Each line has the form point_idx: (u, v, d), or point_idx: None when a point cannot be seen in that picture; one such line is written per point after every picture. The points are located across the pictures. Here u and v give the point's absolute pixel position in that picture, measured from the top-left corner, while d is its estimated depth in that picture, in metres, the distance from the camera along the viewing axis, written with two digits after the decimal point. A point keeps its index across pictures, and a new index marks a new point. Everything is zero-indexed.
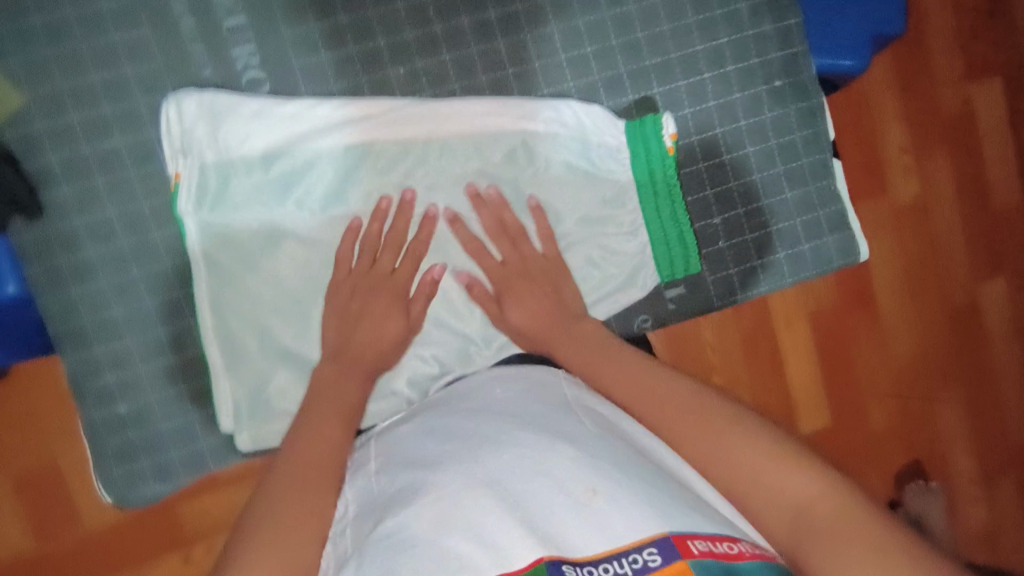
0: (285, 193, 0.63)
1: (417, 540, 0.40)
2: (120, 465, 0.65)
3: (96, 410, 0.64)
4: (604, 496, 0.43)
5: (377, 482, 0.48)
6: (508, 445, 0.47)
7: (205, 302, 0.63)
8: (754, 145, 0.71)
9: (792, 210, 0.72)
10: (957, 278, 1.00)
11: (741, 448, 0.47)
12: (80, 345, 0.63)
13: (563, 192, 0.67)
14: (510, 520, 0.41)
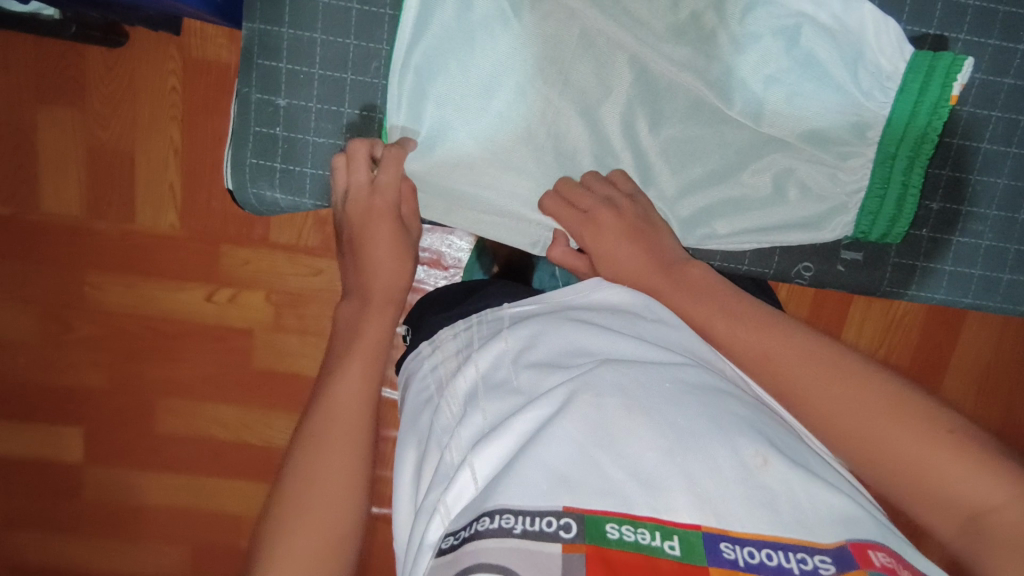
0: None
1: (558, 451, 0.37)
2: (256, 156, 0.61)
3: (256, 90, 0.60)
4: (775, 471, 0.36)
5: (517, 367, 0.44)
6: (672, 377, 0.41)
7: (410, 29, 0.58)
8: (1020, 147, 0.63)
9: (1013, 234, 0.65)
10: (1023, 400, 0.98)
11: (893, 439, 0.40)
12: (269, 16, 0.59)
13: (807, 98, 0.59)
14: (670, 461, 0.36)
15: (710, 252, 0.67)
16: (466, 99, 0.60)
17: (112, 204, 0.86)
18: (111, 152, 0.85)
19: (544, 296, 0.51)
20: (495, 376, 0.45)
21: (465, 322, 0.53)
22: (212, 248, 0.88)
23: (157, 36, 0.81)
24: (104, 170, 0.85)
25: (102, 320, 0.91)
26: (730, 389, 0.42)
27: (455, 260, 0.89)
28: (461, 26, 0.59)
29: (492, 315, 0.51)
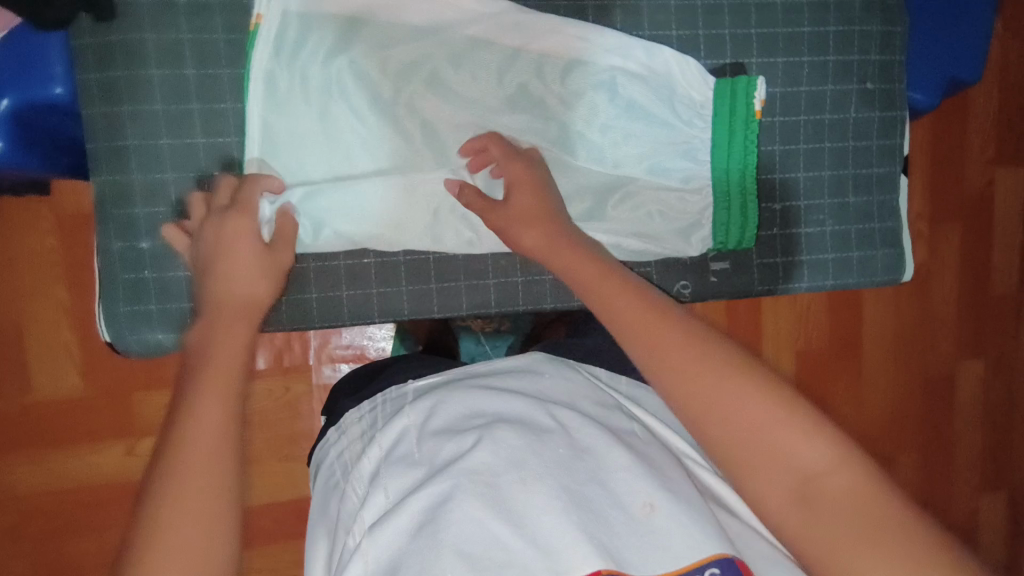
0: (370, 64, 0.61)
1: (458, 527, 0.39)
2: (128, 303, 0.61)
3: (118, 239, 0.60)
4: (662, 512, 0.42)
5: (417, 446, 0.47)
6: (569, 443, 0.45)
7: (259, 149, 0.60)
8: (831, 142, 0.71)
9: (849, 216, 0.72)
10: (941, 351, 1.20)
11: (739, 407, 0.43)
12: (117, 169, 0.60)
13: (640, 136, 0.65)
14: (568, 521, 0.40)
15: None
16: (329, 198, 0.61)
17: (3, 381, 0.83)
18: None
19: (466, 367, 0.58)
20: (399, 451, 0.48)
21: (371, 402, 0.57)
22: (121, 399, 0.85)
23: (25, 205, 0.81)
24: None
25: (11, 507, 0.84)
26: (619, 437, 0.48)
27: (378, 350, 0.90)
28: (310, 139, 0.61)
29: (396, 392, 0.55)
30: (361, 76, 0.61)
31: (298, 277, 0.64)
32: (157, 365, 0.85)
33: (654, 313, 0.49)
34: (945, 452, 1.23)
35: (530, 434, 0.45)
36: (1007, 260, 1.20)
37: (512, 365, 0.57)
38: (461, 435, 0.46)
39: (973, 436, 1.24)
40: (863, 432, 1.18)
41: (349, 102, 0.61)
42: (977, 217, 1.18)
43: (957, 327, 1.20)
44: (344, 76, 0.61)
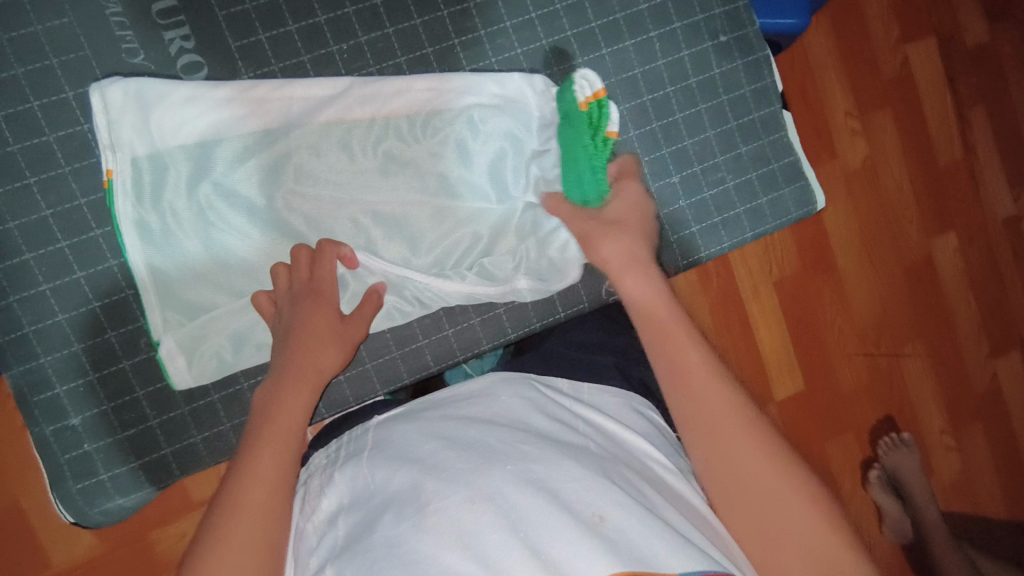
0: (236, 181, 0.61)
1: (407, 562, 0.39)
2: (77, 481, 0.61)
3: (47, 424, 0.60)
4: (611, 523, 0.41)
5: (373, 481, 0.47)
6: (516, 458, 0.45)
7: (155, 296, 0.60)
8: (705, 102, 0.72)
9: (747, 165, 0.73)
10: (911, 236, 1.20)
11: (749, 456, 0.47)
12: (25, 357, 0.60)
13: (516, 160, 0.65)
14: (514, 538, 0.40)
15: (527, 318, 0.70)
16: (239, 318, 0.61)
17: (16, 567, 0.83)
18: None
19: (424, 397, 0.58)
20: (357, 488, 0.48)
21: (334, 443, 0.57)
22: (137, 543, 0.86)
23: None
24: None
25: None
26: (570, 450, 0.47)
27: None
28: (202, 271, 0.60)
29: (359, 431, 0.56)
30: (231, 197, 0.61)
31: (236, 402, 0.64)
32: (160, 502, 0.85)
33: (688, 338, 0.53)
34: (948, 331, 1.23)
35: (479, 459, 0.45)
36: (942, 132, 1.21)
37: (467, 392, 0.56)
38: (412, 466, 0.46)
39: (969, 308, 1.24)
40: (861, 336, 1.18)
41: (229, 224, 0.61)
42: (900, 102, 1.18)
43: (920, 209, 1.20)
44: (214, 202, 0.60)
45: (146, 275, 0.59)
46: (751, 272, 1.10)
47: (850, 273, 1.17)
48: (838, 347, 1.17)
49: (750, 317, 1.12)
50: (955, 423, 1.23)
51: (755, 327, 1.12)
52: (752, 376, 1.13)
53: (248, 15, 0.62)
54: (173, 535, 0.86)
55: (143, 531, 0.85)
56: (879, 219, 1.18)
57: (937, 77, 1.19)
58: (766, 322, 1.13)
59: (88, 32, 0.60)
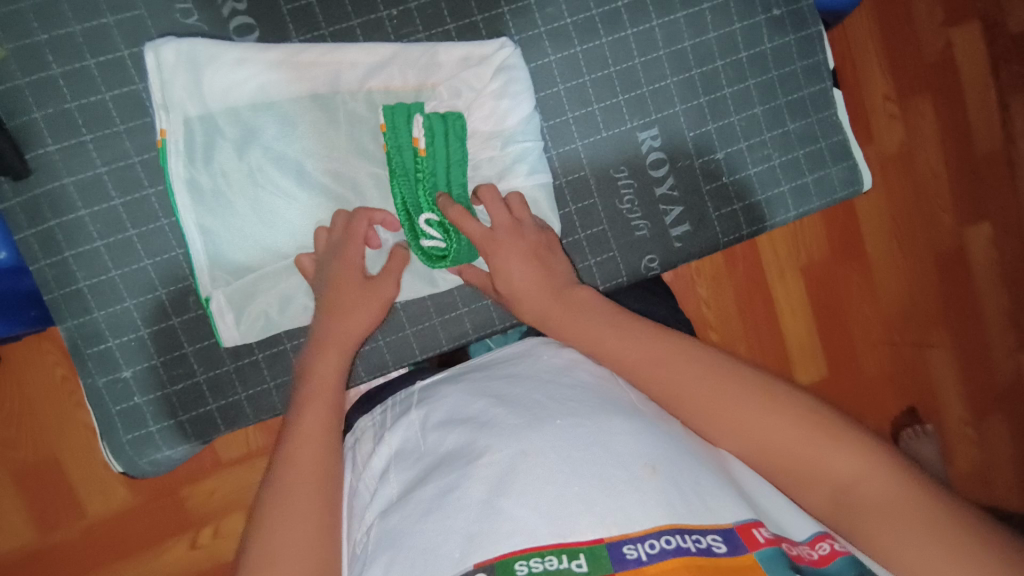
0: (285, 144, 0.61)
1: (464, 513, 0.40)
2: (128, 432, 0.63)
3: (100, 376, 0.62)
4: (662, 474, 0.42)
5: (425, 439, 0.49)
6: (563, 414, 0.46)
7: (204, 255, 0.60)
8: (754, 78, 0.71)
9: (793, 142, 0.72)
10: (946, 226, 1.18)
11: (759, 426, 0.44)
12: (79, 310, 0.61)
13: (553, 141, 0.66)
14: (568, 489, 0.41)
15: None
16: (285, 279, 0.62)
17: (57, 515, 0.87)
18: (31, 476, 0.86)
19: (467, 361, 0.60)
20: (407, 447, 0.49)
21: (380, 407, 0.59)
22: (174, 495, 0.89)
23: (23, 346, 0.85)
24: (38, 490, 0.86)
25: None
26: (614, 405, 0.48)
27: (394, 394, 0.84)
28: (250, 233, 0.61)
29: (404, 395, 0.58)
30: (280, 160, 0.61)
31: (281, 361, 0.65)
32: (196, 461, 0.88)
33: (653, 341, 0.51)
34: (978, 320, 1.22)
35: (527, 417, 0.46)
36: (987, 118, 1.18)
37: (510, 354, 0.58)
38: (461, 427, 0.48)
39: (1001, 298, 1.22)
40: (888, 323, 1.17)
41: (277, 187, 0.61)
42: (945, 85, 1.16)
43: (957, 197, 1.18)
44: (264, 164, 0.61)
45: (197, 235, 0.60)
46: (781, 256, 1.11)
47: (882, 259, 1.16)
48: (865, 335, 1.16)
49: (779, 299, 1.12)
50: (982, 414, 1.23)
51: (783, 309, 1.12)
52: (778, 359, 1.13)
53: None
54: (207, 492, 0.89)
55: (179, 487, 0.88)
56: (914, 205, 1.16)
57: (983, 62, 1.17)
58: (794, 305, 1.12)
59: None
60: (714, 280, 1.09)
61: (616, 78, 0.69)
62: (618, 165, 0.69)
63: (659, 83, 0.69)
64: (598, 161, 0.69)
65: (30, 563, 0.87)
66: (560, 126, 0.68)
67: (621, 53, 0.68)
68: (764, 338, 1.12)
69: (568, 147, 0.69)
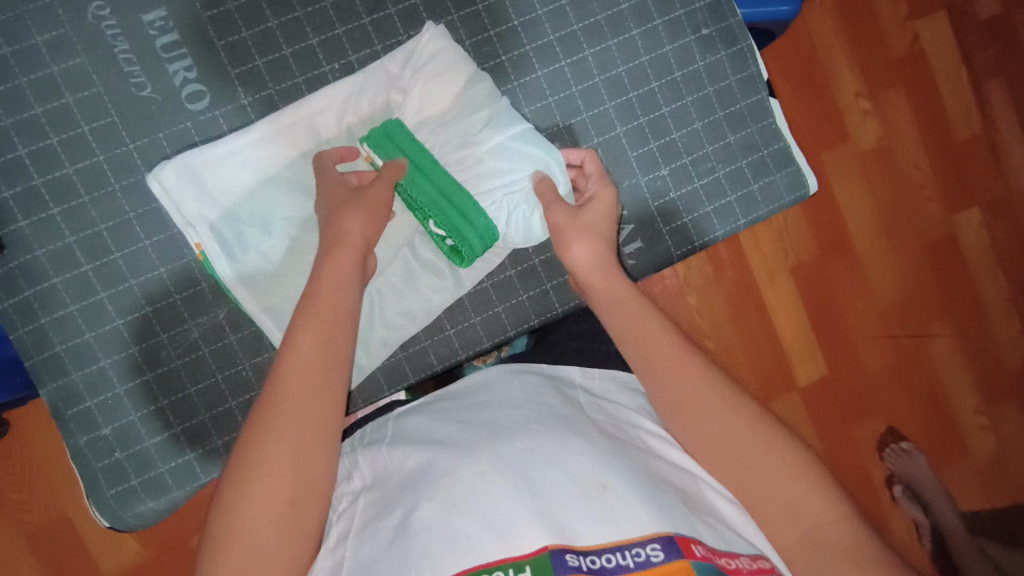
0: (286, 206, 0.66)
1: (424, 533, 0.42)
2: (112, 486, 0.65)
3: (81, 435, 0.65)
4: (614, 491, 0.44)
5: (392, 462, 0.50)
6: (524, 434, 0.48)
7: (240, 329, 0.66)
8: (691, 95, 0.73)
9: (736, 153, 0.74)
10: (931, 214, 1.18)
11: (756, 454, 0.48)
12: (57, 374, 0.64)
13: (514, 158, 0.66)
14: (522, 505, 0.42)
15: (526, 315, 0.72)
16: None
17: None
18: (41, 538, 0.89)
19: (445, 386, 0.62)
20: (377, 472, 0.51)
21: (357, 435, 0.60)
22: (180, 546, 0.91)
23: (26, 409, 0.88)
24: (48, 553, 0.89)
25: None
26: (576, 426, 0.50)
27: None
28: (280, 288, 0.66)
29: (380, 422, 0.59)
30: (292, 221, 0.66)
31: (253, 407, 0.67)
32: (198, 509, 0.90)
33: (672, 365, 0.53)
34: (976, 307, 1.21)
35: (494, 440, 0.48)
36: (956, 106, 1.19)
37: (478, 380, 0.59)
38: (428, 450, 0.49)
39: (996, 282, 1.21)
40: (881, 315, 1.17)
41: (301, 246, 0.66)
42: (908, 78, 1.17)
43: (938, 185, 1.19)
44: (285, 228, 0.66)
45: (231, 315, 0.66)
46: (761, 259, 1.11)
47: (866, 254, 1.16)
48: (859, 330, 1.16)
49: (768, 301, 1.13)
50: (989, 402, 1.21)
51: (772, 310, 1.13)
52: (768, 362, 1.13)
53: (245, 43, 0.66)
54: None
55: (184, 536, 0.91)
56: (895, 196, 1.17)
57: (945, 51, 1.18)
58: (780, 307, 1.13)
59: (99, 69, 0.64)
60: (700, 290, 1.10)
61: (555, 108, 0.71)
62: None
63: (598, 108, 0.72)
64: None
65: None
66: None
67: (558, 83, 0.71)
68: (752, 343, 1.12)
69: None
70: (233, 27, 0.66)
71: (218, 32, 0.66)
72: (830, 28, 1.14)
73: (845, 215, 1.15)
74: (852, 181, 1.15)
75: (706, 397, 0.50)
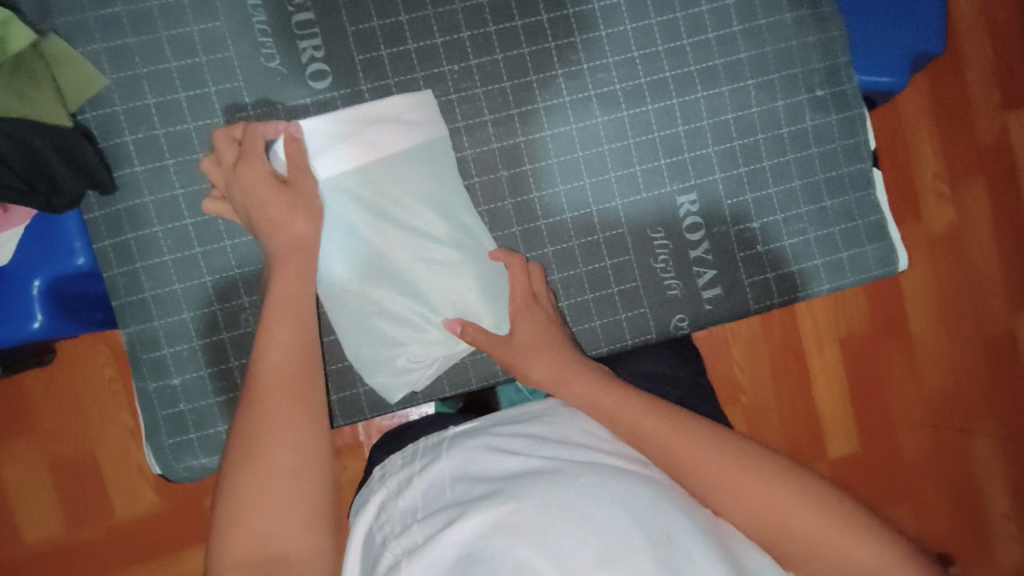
0: (388, 210, 0.66)
1: (493, 565, 0.41)
2: (171, 436, 0.67)
3: (152, 380, 0.67)
4: (678, 544, 0.42)
5: (454, 488, 0.49)
6: (588, 474, 0.47)
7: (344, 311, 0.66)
8: (795, 153, 0.73)
9: (831, 218, 0.73)
10: (995, 311, 1.15)
11: (797, 512, 0.46)
12: (141, 318, 0.66)
13: (405, 192, 0.66)
14: (586, 545, 0.41)
15: (595, 340, 0.72)
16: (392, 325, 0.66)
17: (87, 510, 0.91)
18: (73, 467, 0.91)
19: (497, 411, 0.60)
20: (434, 494, 0.50)
21: (410, 449, 0.58)
22: (200, 502, 0.93)
23: (82, 346, 0.90)
24: (76, 483, 0.91)
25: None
26: (639, 475, 0.49)
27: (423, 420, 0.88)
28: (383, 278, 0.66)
29: (436, 439, 0.57)
30: (397, 224, 0.66)
31: None
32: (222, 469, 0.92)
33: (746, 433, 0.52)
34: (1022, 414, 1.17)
35: (554, 476, 0.47)
36: None
37: (533, 411, 0.58)
38: (491, 480, 0.48)
39: None
40: (926, 407, 1.14)
41: (419, 249, 0.66)
42: (992, 170, 1.15)
43: (1007, 283, 1.15)
44: (389, 228, 0.66)
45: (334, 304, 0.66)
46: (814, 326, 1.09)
47: (920, 340, 1.13)
48: (900, 417, 1.13)
49: (812, 369, 1.11)
50: None
51: (815, 379, 1.11)
52: (806, 429, 1.11)
53: (374, 32, 0.68)
54: None
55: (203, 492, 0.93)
56: (961, 285, 1.14)
57: None
58: (826, 377, 1.11)
59: (235, 35, 0.67)
60: (751, 345, 1.08)
61: (658, 143, 0.72)
62: (654, 226, 0.72)
63: (700, 151, 0.72)
64: (635, 218, 0.72)
65: (53, 552, 0.91)
66: (602, 184, 0.72)
67: (665, 120, 0.72)
68: (793, 407, 1.10)
69: (607, 205, 0.72)
70: (366, 15, 0.68)
71: (351, 18, 0.68)
72: (927, 105, 1.13)
73: (905, 298, 1.13)
74: (920, 263, 1.14)
75: (713, 450, 0.49)
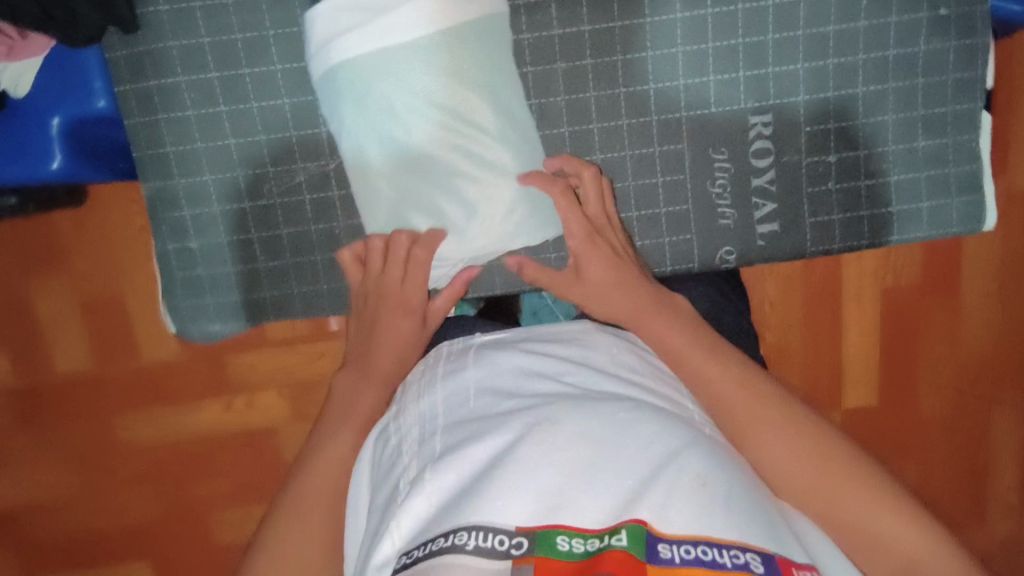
0: (425, 86, 0.56)
1: (522, 484, 0.36)
2: (188, 298, 0.66)
3: (171, 240, 0.65)
4: (715, 486, 0.36)
5: (476, 397, 0.44)
6: (623, 401, 0.41)
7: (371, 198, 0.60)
8: (896, 82, 0.64)
9: (920, 162, 0.65)
10: None
11: (835, 472, 0.42)
12: (162, 174, 0.63)
13: (445, 66, 0.56)
14: (615, 476, 0.36)
15: None
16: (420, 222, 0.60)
17: (115, 351, 0.89)
18: (101, 305, 0.88)
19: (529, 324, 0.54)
20: (452, 399, 0.45)
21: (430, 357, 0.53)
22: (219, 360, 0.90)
23: None
24: (105, 323, 0.88)
25: (142, 458, 0.92)
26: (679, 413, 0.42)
27: None
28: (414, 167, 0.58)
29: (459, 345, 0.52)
30: (433, 106, 0.57)
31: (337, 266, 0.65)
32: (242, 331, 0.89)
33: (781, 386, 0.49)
34: None
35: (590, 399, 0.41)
36: None
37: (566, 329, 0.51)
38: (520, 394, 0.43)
39: None
40: (954, 370, 1.01)
41: (456, 135, 0.57)
42: None
43: None
44: (421, 107, 0.57)
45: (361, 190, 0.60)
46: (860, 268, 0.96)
47: (970, 298, 0.98)
48: (926, 378, 1.01)
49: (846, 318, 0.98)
50: None
51: (847, 329, 0.99)
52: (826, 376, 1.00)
53: None
54: (250, 365, 0.89)
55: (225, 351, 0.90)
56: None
57: None
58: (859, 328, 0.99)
59: None
60: (786, 282, 0.96)
61: (741, 52, 0.63)
62: (718, 146, 0.65)
63: (787, 66, 0.63)
64: (699, 135, 0.65)
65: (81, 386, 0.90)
66: (669, 90, 0.64)
67: (755, 24, 0.62)
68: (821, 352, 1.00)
69: (670, 115, 0.64)
70: None
71: None
72: None
73: (965, 250, 0.97)
74: None
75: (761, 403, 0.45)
